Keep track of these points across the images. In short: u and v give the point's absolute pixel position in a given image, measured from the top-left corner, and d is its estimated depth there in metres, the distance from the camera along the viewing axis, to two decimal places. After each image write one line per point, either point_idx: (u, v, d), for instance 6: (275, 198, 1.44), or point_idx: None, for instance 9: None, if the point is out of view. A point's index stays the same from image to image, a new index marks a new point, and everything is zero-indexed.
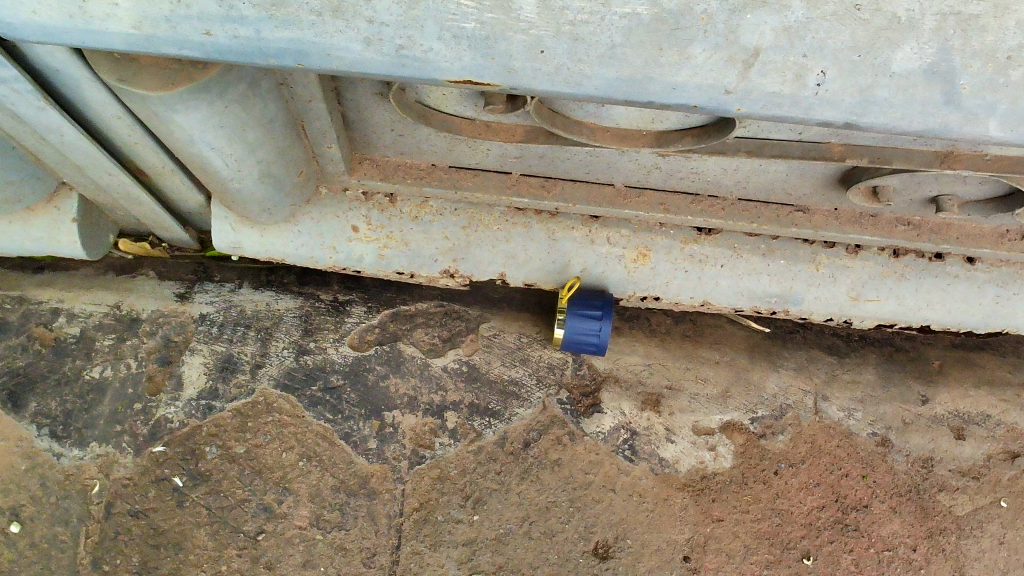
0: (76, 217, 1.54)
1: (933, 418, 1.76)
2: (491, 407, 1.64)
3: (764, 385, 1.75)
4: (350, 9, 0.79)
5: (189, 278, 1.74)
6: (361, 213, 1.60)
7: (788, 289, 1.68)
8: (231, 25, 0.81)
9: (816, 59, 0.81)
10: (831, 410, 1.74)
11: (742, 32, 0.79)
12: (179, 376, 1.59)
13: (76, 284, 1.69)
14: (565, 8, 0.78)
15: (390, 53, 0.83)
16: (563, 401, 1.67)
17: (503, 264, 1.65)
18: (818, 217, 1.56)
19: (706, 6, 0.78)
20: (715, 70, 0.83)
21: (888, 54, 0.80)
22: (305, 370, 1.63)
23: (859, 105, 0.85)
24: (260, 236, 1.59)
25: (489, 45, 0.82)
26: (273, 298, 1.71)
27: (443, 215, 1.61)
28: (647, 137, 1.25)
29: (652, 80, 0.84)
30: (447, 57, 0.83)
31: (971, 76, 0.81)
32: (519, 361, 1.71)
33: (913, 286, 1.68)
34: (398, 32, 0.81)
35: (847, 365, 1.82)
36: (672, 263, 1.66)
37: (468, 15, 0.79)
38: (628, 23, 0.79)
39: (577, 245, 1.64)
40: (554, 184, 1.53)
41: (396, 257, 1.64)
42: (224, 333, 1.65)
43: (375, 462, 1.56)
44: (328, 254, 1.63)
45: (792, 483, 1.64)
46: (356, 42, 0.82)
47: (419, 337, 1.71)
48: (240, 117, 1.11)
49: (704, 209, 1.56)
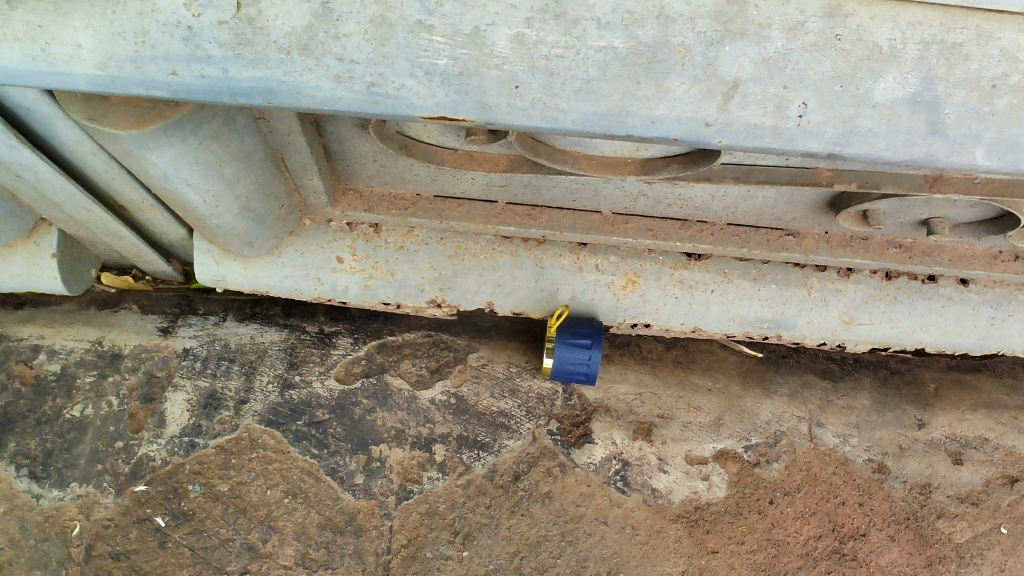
0: (56, 252, 1.51)
1: (931, 443, 1.72)
2: (481, 439, 1.61)
3: (758, 411, 1.72)
4: (320, 48, 0.76)
5: (173, 311, 1.71)
6: (346, 244, 1.58)
7: (780, 314, 1.66)
8: (198, 65, 0.78)
9: (797, 90, 0.79)
10: (826, 436, 1.71)
11: (720, 65, 0.78)
12: (161, 414, 1.57)
13: (58, 320, 1.66)
14: (539, 42, 0.76)
15: (362, 91, 0.80)
16: (553, 432, 1.64)
17: (490, 293, 1.63)
18: (808, 241, 1.55)
19: (683, 39, 0.76)
20: (693, 103, 0.80)
21: (871, 84, 0.79)
22: (291, 405, 1.60)
23: (843, 136, 0.82)
24: (244, 269, 1.58)
25: (462, 81, 0.79)
26: (257, 331, 1.69)
27: (429, 245, 1.60)
28: (632, 166, 1.24)
29: (630, 114, 0.81)
30: (420, 94, 0.80)
31: (957, 104, 0.80)
32: (508, 392, 1.67)
33: (906, 309, 1.65)
34: (369, 69, 0.78)
35: (841, 390, 1.79)
36: (662, 289, 1.64)
37: (440, 51, 0.77)
38: (604, 56, 0.77)
39: (564, 272, 1.62)
40: (540, 213, 1.53)
41: (381, 287, 1.62)
42: (207, 367, 1.62)
43: (361, 497, 1.53)
44: (312, 285, 1.61)
45: (787, 512, 1.60)
46: (326, 80, 0.79)
47: (406, 368, 1.68)
48: (215, 152, 1.09)
49: (693, 234, 1.55)
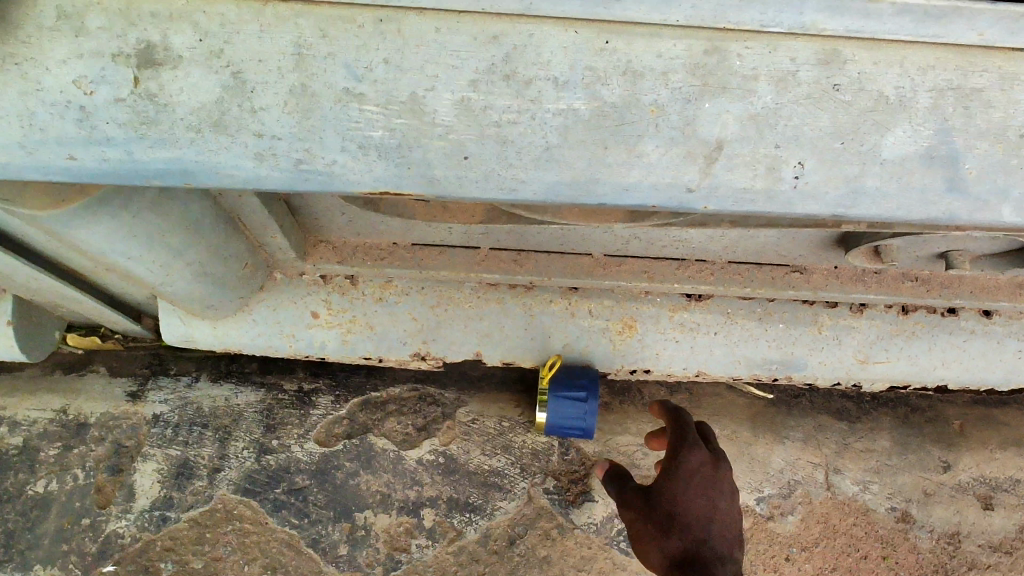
0: (11, 319, 1.41)
1: (958, 486, 1.60)
2: (472, 501, 1.51)
3: (769, 460, 1.58)
4: (233, 124, 0.66)
5: (143, 371, 1.59)
6: (321, 297, 1.48)
7: (789, 355, 1.54)
8: (97, 147, 0.67)
9: (791, 149, 0.68)
10: (845, 484, 1.59)
11: (701, 123, 0.67)
12: (130, 487, 1.49)
13: (22, 387, 1.57)
14: (488, 107, 0.66)
15: (289, 169, 0.69)
16: (550, 491, 1.53)
17: (477, 344, 1.52)
18: (817, 277, 1.44)
19: (655, 97, 0.66)
20: (671, 167, 0.69)
21: (876, 139, 0.68)
22: (268, 473, 1.50)
23: (847, 198, 0.71)
24: (213, 328, 1.48)
25: (402, 154, 0.68)
26: (232, 391, 1.57)
27: (409, 295, 1.49)
28: (620, 215, 1.12)
29: (599, 183, 0.70)
30: (356, 169, 0.69)
31: (978, 158, 0.69)
32: (501, 449, 1.55)
33: (925, 345, 1.53)
34: (294, 145, 0.67)
35: (858, 432, 1.64)
36: (661, 333, 1.53)
37: (374, 121, 0.66)
38: (563, 120, 0.67)
39: (555, 319, 1.52)
40: (526, 258, 1.42)
41: (361, 342, 1.51)
42: (179, 434, 1.52)
43: (346, 570, 1.47)
44: (287, 342, 1.51)
45: (804, 570, 1.54)
46: (246, 159, 0.68)
47: (391, 427, 1.56)
48: (155, 224, 1.00)
49: (692, 275, 1.44)
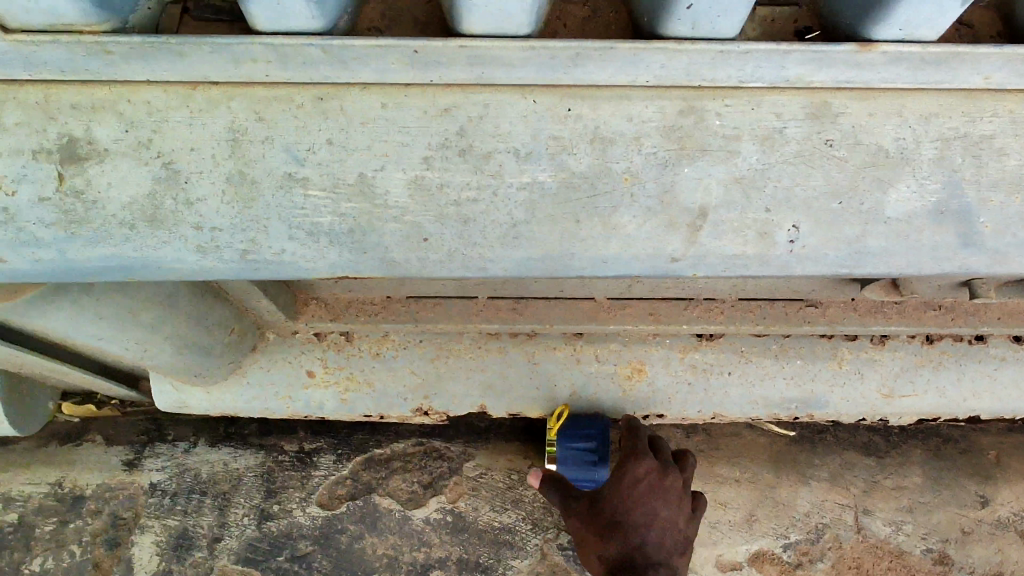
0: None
1: (998, 523, 1.51)
2: (482, 561, 1.46)
3: (795, 503, 1.52)
4: (171, 217, 0.65)
5: (140, 438, 1.54)
6: (316, 356, 1.43)
7: (809, 392, 1.46)
8: (30, 248, 0.65)
9: (783, 212, 0.66)
10: (875, 526, 1.51)
11: (681, 190, 0.65)
12: (129, 560, 1.45)
13: (16, 460, 1.53)
14: (445, 185, 0.65)
15: (236, 260, 0.67)
16: (564, 546, 1.47)
17: (481, 395, 1.46)
18: (833, 311, 1.36)
19: (628, 163, 0.65)
20: (654, 237, 0.67)
21: (877, 197, 0.66)
22: (270, 540, 1.46)
23: (851, 258, 0.68)
24: (207, 393, 1.43)
25: (357, 239, 0.66)
26: (231, 455, 1.51)
27: (407, 348, 1.43)
28: None
29: (575, 257, 0.68)
30: (306, 257, 0.67)
31: (994, 211, 0.66)
32: (510, 503, 1.49)
33: (953, 375, 1.45)
34: (236, 236, 0.65)
35: (888, 468, 1.56)
36: (672, 374, 1.45)
37: (322, 207, 0.65)
38: (528, 195, 0.65)
39: (560, 366, 1.44)
40: (525, 305, 1.36)
41: (359, 400, 1.46)
42: (177, 503, 1.47)
43: None
44: (284, 403, 1.46)
45: None
46: (189, 252, 0.66)
47: (396, 486, 1.50)
48: (122, 304, 0.95)
49: (701, 314, 1.37)
